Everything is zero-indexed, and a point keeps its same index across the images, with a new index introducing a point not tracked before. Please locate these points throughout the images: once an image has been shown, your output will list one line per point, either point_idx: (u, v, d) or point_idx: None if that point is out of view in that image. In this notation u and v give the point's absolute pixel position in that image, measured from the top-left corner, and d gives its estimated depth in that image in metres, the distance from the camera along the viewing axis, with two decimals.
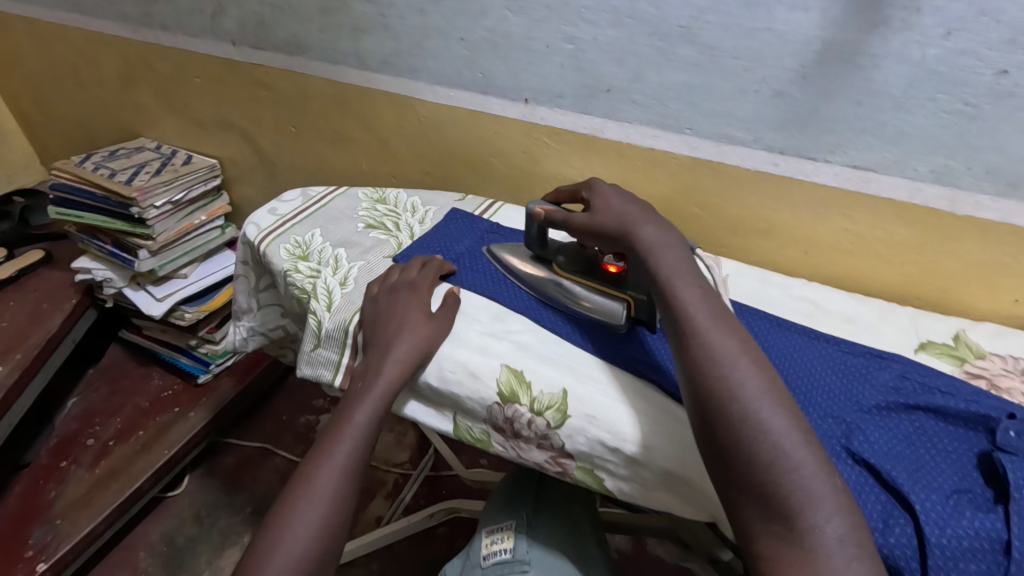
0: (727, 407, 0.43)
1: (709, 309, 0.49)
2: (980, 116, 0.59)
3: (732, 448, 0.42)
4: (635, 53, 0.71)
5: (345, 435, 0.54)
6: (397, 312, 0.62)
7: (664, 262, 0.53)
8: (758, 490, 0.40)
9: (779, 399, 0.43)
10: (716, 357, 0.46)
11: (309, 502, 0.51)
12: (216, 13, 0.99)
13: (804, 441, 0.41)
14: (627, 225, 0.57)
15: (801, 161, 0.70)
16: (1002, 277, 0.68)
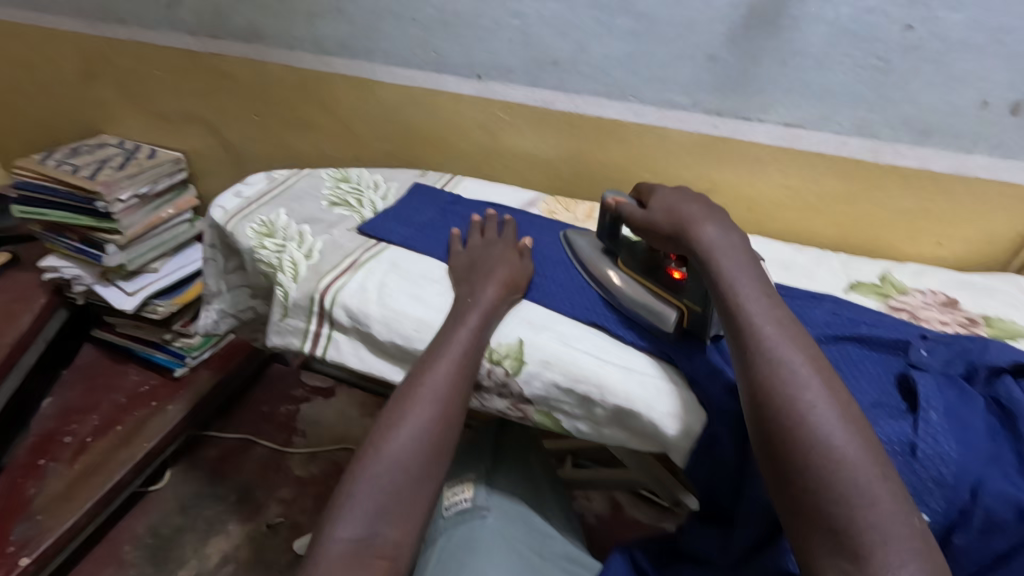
0: (800, 434, 0.43)
1: (777, 325, 0.49)
2: (891, 69, 0.65)
3: (802, 476, 0.42)
4: (577, 25, 0.75)
5: (448, 354, 0.57)
6: (488, 264, 0.66)
7: (726, 265, 0.52)
8: (828, 522, 0.40)
9: (854, 426, 0.43)
10: (786, 379, 0.45)
11: (409, 417, 0.54)
12: (173, 3, 1.00)
13: (880, 476, 0.41)
14: (685, 225, 0.57)
15: (737, 121, 0.74)
16: (922, 221, 0.73)
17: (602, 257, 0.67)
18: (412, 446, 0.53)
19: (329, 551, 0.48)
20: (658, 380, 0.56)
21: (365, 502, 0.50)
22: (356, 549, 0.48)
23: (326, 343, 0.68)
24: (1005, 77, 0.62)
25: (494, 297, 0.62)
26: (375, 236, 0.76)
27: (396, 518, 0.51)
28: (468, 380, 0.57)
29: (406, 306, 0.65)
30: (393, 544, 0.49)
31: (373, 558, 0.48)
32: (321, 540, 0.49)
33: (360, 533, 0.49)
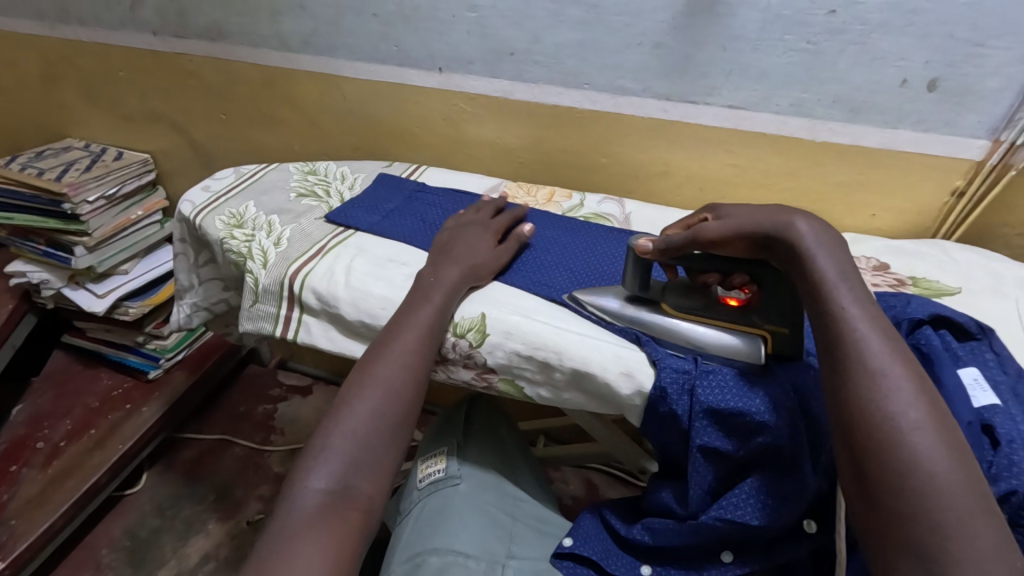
0: (894, 452, 0.41)
1: (886, 341, 0.46)
2: (820, 51, 0.70)
3: (891, 499, 0.40)
4: (532, 17, 0.79)
5: (413, 323, 0.60)
6: (466, 242, 0.69)
7: (828, 271, 0.50)
8: (917, 546, 0.38)
9: (959, 453, 0.40)
10: (887, 394, 0.43)
11: (376, 378, 0.57)
12: (135, 3, 1.01)
13: (980, 507, 0.38)
14: (782, 226, 0.54)
15: (685, 105, 0.79)
16: (858, 195, 0.79)
17: (636, 306, 0.62)
18: (382, 406, 0.56)
19: (303, 501, 0.50)
20: (613, 344, 0.60)
21: (339, 456, 0.53)
22: (328, 499, 0.50)
23: (297, 326, 0.70)
24: (923, 56, 0.67)
25: (458, 278, 0.65)
26: (343, 223, 0.78)
27: (368, 472, 0.53)
28: (433, 346, 0.60)
29: (373, 286, 0.68)
30: (366, 497, 0.52)
31: (348, 509, 0.50)
32: (295, 490, 0.51)
33: (333, 485, 0.51)
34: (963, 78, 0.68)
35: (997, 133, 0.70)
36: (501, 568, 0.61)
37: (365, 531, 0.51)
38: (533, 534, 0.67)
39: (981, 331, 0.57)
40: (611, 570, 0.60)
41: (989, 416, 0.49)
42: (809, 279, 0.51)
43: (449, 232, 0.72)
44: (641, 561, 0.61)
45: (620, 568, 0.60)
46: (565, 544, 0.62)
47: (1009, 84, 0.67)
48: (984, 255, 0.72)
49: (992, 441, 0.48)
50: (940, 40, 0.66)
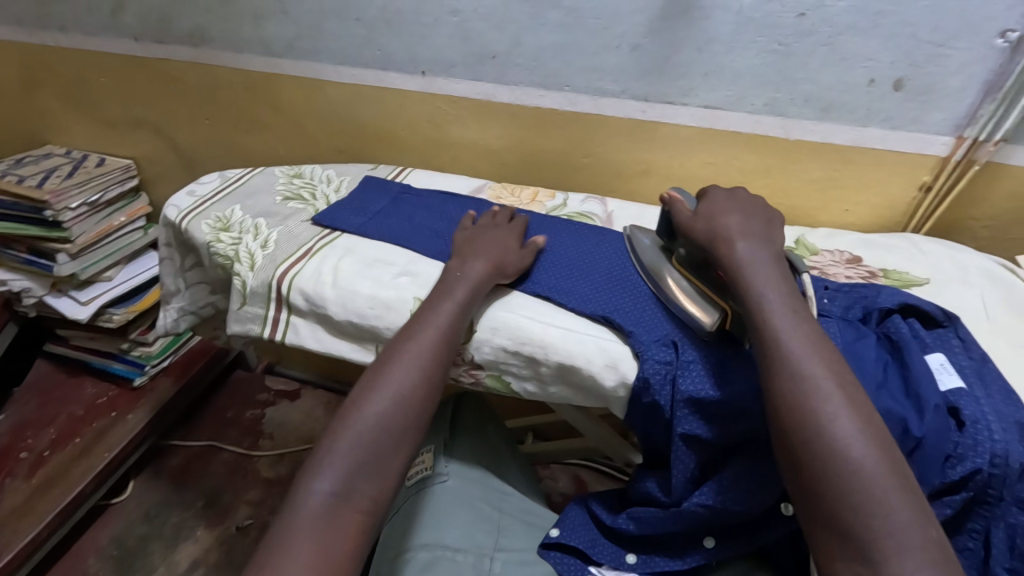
0: (818, 445, 0.44)
1: (806, 338, 0.49)
2: (791, 52, 0.73)
3: (821, 487, 0.44)
4: (512, 20, 0.81)
5: (430, 325, 0.60)
6: (487, 244, 0.69)
7: (755, 278, 0.54)
8: (844, 529, 0.42)
9: (875, 437, 0.44)
10: (807, 389, 0.46)
11: (390, 379, 0.57)
12: (116, 9, 1.01)
13: (898, 487, 0.42)
14: (721, 239, 0.58)
15: (663, 106, 0.81)
16: (831, 191, 0.82)
17: (656, 255, 0.66)
18: (391, 408, 0.55)
19: (308, 500, 0.50)
20: (597, 337, 0.61)
21: (344, 457, 0.53)
22: (335, 500, 0.50)
23: (285, 327, 0.71)
24: (889, 57, 0.70)
25: (480, 277, 0.64)
26: (329, 225, 0.79)
27: (373, 474, 0.53)
28: (449, 348, 0.60)
29: (360, 286, 0.69)
30: (369, 499, 0.52)
31: (349, 509, 0.50)
32: (300, 491, 0.51)
33: (337, 487, 0.51)
34: (927, 77, 0.70)
35: (960, 130, 0.73)
36: (488, 562, 0.63)
37: (367, 534, 0.51)
38: (520, 525, 0.69)
39: (948, 319, 0.60)
40: (600, 561, 0.61)
41: (954, 398, 0.51)
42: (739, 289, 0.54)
43: (470, 233, 0.72)
44: (626, 549, 0.62)
45: (606, 557, 0.62)
46: (552, 534, 0.64)
47: (971, 82, 0.70)
48: (951, 247, 0.75)
49: (958, 422, 0.50)
50: (905, 42, 0.69)
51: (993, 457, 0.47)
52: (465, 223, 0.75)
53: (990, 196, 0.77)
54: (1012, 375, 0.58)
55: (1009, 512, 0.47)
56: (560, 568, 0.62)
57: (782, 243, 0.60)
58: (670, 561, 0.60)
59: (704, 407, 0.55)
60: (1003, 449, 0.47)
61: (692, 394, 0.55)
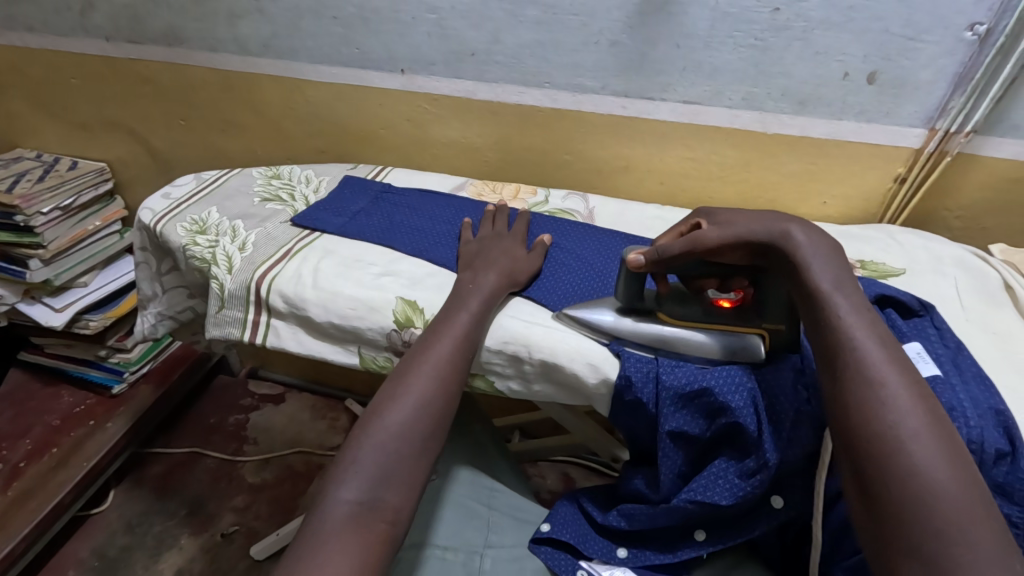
0: (892, 460, 0.41)
1: (884, 348, 0.46)
2: (767, 47, 0.73)
3: (891, 506, 0.40)
4: (490, 17, 0.80)
5: (448, 333, 0.59)
6: (497, 251, 0.69)
7: (824, 278, 0.51)
8: (915, 551, 0.38)
9: (956, 459, 0.41)
10: (885, 401, 0.43)
11: (409, 389, 0.56)
12: (85, 8, 0.99)
13: (978, 512, 0.39)
14: (778, 232, 0.55)
15: (642, 101, 0.81)
16: (809, 184, 0.83)
17: (637, 316, 0.61)
18: (414, 418, 0.54)
19: (333, 511, 0.49)
20: (578, 334, 0.61)
21: (368, 468, 0.51)
22: (359, 511, 0.49)
23: (265, 330, 0.70)
24: (862, 50, 0.71)
25: (495, 285, 0.64)
26: (309, 227, 0.78)
27: (397, 484, 0.51)
28: (466, 357, 0.59)
29: (340, 287, 0.68)
30: (394, 509, 0.50)
31: (375, 521, 0.49)
32: (324, 501, 0.49)
33: (364, 498, 0.50)
34: (899, 70, 0.72)
35: (933, 122, 0.74)
36: (478, 559, 0.64)
37: (391, 545, 0.49)
38: (510, 521, 0.69)
39: (923, 309, 0.61)
40: (592, 556, 0.61)
41: (932, 386, 0.52)
42: (802, 286, 0.52)
43: (477, 244, 0.71)
44: (618, 544, 0.63)
45: (597, 552, 0.62)
46: (543, 529, 0.64)
47: (942, 75, 0.71)
48: (927, 237, 0.76)
49: None
50: (876, 36, 0.70)
51: (969, 443, 0.48)
52: (465, 228, 0.75)
53: (963, 187, 0.79)
54: (986, 362, 0.59)
55: None
56: (551, 564, 0.62)
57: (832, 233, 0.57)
58: (661, 555, 0.60)
59: (688, 402, 0.55)
60: (979, 435, 0.48)
61: (675, 388, 0.55)
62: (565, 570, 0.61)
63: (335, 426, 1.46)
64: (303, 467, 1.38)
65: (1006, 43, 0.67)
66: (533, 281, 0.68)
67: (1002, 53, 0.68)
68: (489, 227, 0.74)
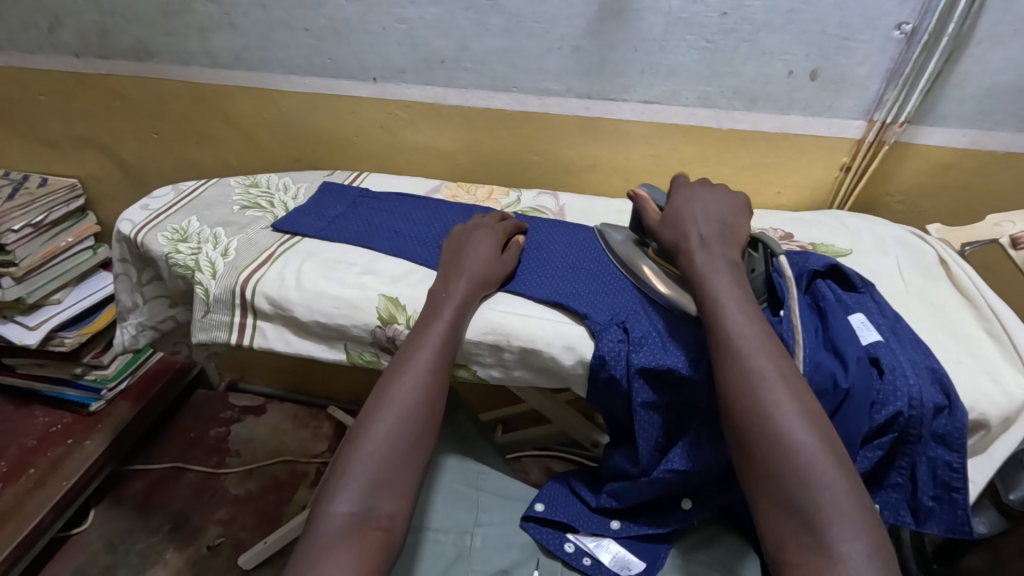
0: (766, 428, 0.48)
1: (753, 332, 0.53)
2: (717, 49, 0.79)
3: (772, 468, 0.47)
4: (457, 25, 0.84)
5: (427, 344, 0.61)
6: (472, 247, 0.71)
7: (712, 280, 0.57)
8: (791, 503, 0.46)
9: (815, 420, 0.48)
10: (755, 380, 0.50)
11: (393, 402, 0.58)
12: (53, 26, 0.99)
13: (834, 463, 0.46)
14: (682, 237, 0.62)
15: (605, 102, 0.86)
16: (763, 174, 0.89)
17: (632, 249, 0.71)
18: (400, 429, 0.56)
19: (327, 525, 0.51)
20: (553, 321, 0.65)
21: (359, 480, 0.53)
22: (353, 522, 0.51)
23: (252, 332, 0.72)
24: (802, 50, 0.77)
25: (467, 291, 0.66)
26: (290, 231, 0.80)
27: (390, 492, 0.54)
28: (446, 362, 0.61)
29: (325, 287, 0.70)
30: (388, 516, 0.53)
31: (369, 528, 0.51)
32: (320, 514, 0.52)
33: (355, 509, 0.52)
34: (837, 67, 0.78)
35: (870, 114, 0.81)
36: (469, 537, 0.67)
37: (390, 549, 0.51)
38: (498, 499, 0.72)
39: (864, 286, 0.66)
40: (580, 529, 0.66)
41: (875, 351, 0.57)
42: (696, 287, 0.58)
43: (457, 237, 0.74)
44: (610, 518, 0.67)
45: (589, 526, 0.66)
46: (537, 509, 0.68)
47: (876, 70, 0.77)
48: (871, 220, 0.82)
49: (879, 370, 0.56)
50: (815, 36, 0.76)
51: (911, 401, 0.54)
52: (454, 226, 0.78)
53: (901, 172, 0.86)
54: (924, 326, 0.65)
55: (928, 448, 0.55)
56: (544, 541, 0.66)
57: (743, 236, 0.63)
58: (652, 526, 0.64)
59: (653, 378, 0.59)
60: (917, 392, 0.54)
61: (645, 365, 0.58)
62: (555, 544, 0.65)
63: (318, 433, 1.47)
64: (288, 475, 1.38)
65: (930, 41, 0.74)
66: (508, 277, 0.71)
67: (927, 49, 0.75)
68: (469, 221, 0.77)
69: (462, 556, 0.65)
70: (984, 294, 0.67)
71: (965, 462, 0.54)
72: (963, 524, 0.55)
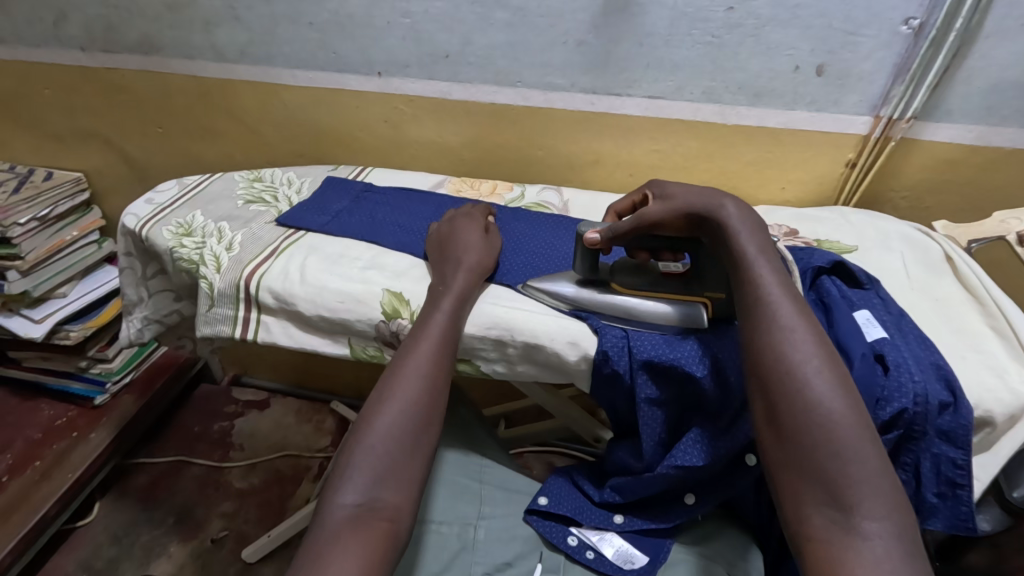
0: (799, 397, 0.48)
1: (791, 303, 0.53)
2: (722, 44, 0.79)
3: (805, 437, 0.46)
4: (461, 20, 0.84)
5: (425, 338, 0.61)
6: (464, 237, 0.71)
7: (749, 244, 0.56)
8: (819, 476, 0.45)
9: (849, 394, 0.48)
10: (789, 349, 0.50)
11: (398, 394, 0.58)
12: (58, 19, 0.99)
13: (866, 437, 0.46)
14: (712, 207, 0.60)
15: (609, 97, 0.86)
16: (767, 170, 0.89)
17: (593, 290, 0.66)
18: (402, 419, 0.57)
19: (333, 515, 0.51)
20: (557, 317, 0.65)
21: (363, 472, 0.53)
22: (358, 512, 0.51)
23: (256, 326, 0.72)
24: (808, 45, 0.77)
25: (465, 283, 0.66)
26: (294, 226, 0.81)
27: (394, 484, 0.54)
28: (447, 355, 0.62)
29: (328, 281, 0.70)
30: (392, 507, 0.52)
31: (373, 518, 0.51)
32: (325, 507, 0.52)
33: (361, 500, 0.52)
34: (843, 62, 0.77)
35: (877, 110, 0.81)
36: (472, 531, 0.67)
37: (395, 539, 0.51)
38: (501, 493, 0.72)
39: (869, 282, 0.66)
40: (583, 523, 0.66)
41: (880, 347, 0.57)
42: (733, 252, 0.57)
43: (445, 227, 0.74)
44: (614, 512, 0.67)
45: (592, 519, 0.66)
46: (540, 503, 0.68)
47: (882, 66, 0.77)
48: (875, 216, 0.82)
49: (884, 366, 0.56)
50: (821, 31, 0.75)
51: (916, 397, 0.54)
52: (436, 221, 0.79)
53: (905, 169, 0.85)
54: (928, 322, 0.65)
55: (932, 445, 0.55)
56: (546, 534, 0.66)
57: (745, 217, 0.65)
58: (658, 521, 0.64)
59: (654, 373, 0.59)
60: (922, 389, 0.54)
61: (648, 358, 0.58)
62: (557, 537, 0.66)
63: (321, 428, 1.47)
64: (291, 469, 1.39)
65: (938, 36, 0.73)
66: (493, 269, 0.72)
67: (935, 44, 0.74)
68: (453, 211, 0.78)
69: (465, 549, 0.65)
70: (989, 291, 0.67)
71: (970, 459, 0.54)
72: (966, 520, 0.55)
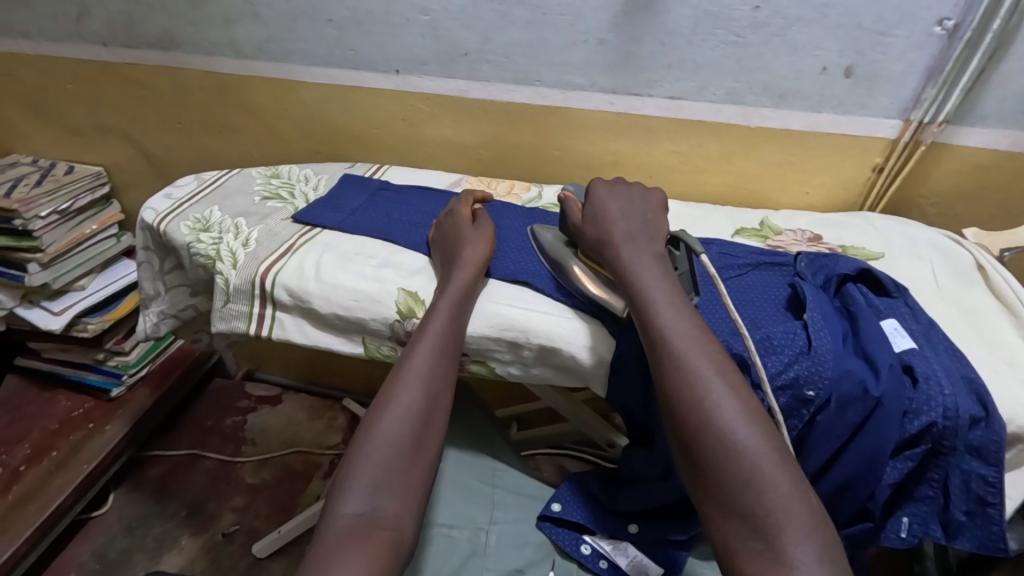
0: (708, 430, 0.47)
1: (687, 332, 0.53)
2: (747, 43, 0.77)
3: (720, 471, 0.46)
4: (481, 17, 0.83)
5: (423, 339, 0.61)
6: (462, 236, 0.70)
7: (642, 277, 0.57)
8: (738, 509, 0.44)
9: (755, 418, 0.47)
10: (692, 380, 0.49)
11: (396, 402, 0.57)
12: (81, 15, 1.00)
13: (779, 461, 0.45)
14: (608, 243, 0.62)
15: (629, 97, 0.85)
16: (791, 173, 0.87)
17: (560, 248, 0.69)
18: (401, 426, 0.56)
19: (335, 526, 0.50)
20: (572, 320, 0.64)
21: (360, 480, 0.53)
22: (359, 522, 0.50)
23: (271, 323, 0.72)
24: (835, 46, 0.75)
25: (465, 282, 0.65)
26: (310, 223, 0.80)
27: (393, 490, 0.53)
28: (444, 358, 0.61)
29: (344, 279, 0.70)
30: (393, 515, 0.51)
31: (375, 529, 0.50)
32: (327, 516, 0.51)
33: (362, 509, 0.51)
34: (873, 63, 0.75)
35: (907, 114, 0.79)
36: (483, 535, 0.66)
37: (399, 547, 0.50)
38: (513, 497, 0.71)
39: (897, 290, 0.64)
40: (597, 532, 0.65)
41: (908, 358, 0.56)
42: (627, 287, 0.58)
43: (439, 231, 0.73)
44: (629, 521, 0.66)
45: (606, 529, 0.65)
46: (554, 509, 0.67)
47: (913, 68, 0.75)
48: (902, 222, 0.80)
49: (912, 378, 0.54)
50: (850, 31, 0.74)
51: (946, 411, 0.52)
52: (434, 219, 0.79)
53: (936, 174, 0.83)
54: (958, 333, 0.63)
55: (962, 461, 0.53)
56: (560, 542, 0.66)
57: (664, 232, 0.65)
58: (677, 531, 0.63)
59: None
60: (953, 403, 0.52)
61: None
62: (571, 545, 0.65)
63: (332, 425, 1.48)
64: (302, 466, 1.39)
65: (973, 37, 0.71)
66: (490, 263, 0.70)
67: (970, 45, 0.72)
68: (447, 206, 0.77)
69: (476, 553, 0.64)
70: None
71: (1001, 476, 0.52)
72: (997, 540, 0.53)
